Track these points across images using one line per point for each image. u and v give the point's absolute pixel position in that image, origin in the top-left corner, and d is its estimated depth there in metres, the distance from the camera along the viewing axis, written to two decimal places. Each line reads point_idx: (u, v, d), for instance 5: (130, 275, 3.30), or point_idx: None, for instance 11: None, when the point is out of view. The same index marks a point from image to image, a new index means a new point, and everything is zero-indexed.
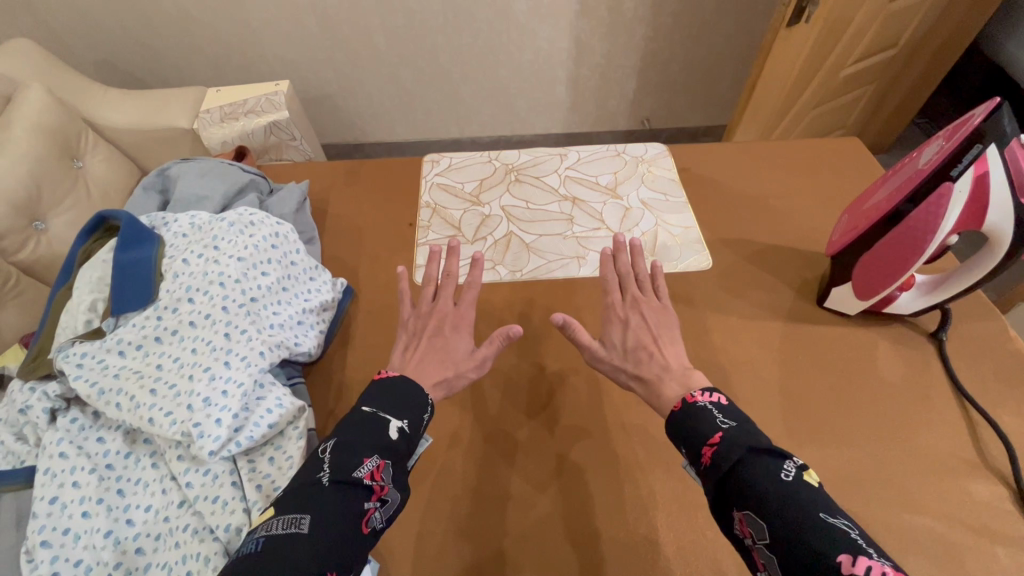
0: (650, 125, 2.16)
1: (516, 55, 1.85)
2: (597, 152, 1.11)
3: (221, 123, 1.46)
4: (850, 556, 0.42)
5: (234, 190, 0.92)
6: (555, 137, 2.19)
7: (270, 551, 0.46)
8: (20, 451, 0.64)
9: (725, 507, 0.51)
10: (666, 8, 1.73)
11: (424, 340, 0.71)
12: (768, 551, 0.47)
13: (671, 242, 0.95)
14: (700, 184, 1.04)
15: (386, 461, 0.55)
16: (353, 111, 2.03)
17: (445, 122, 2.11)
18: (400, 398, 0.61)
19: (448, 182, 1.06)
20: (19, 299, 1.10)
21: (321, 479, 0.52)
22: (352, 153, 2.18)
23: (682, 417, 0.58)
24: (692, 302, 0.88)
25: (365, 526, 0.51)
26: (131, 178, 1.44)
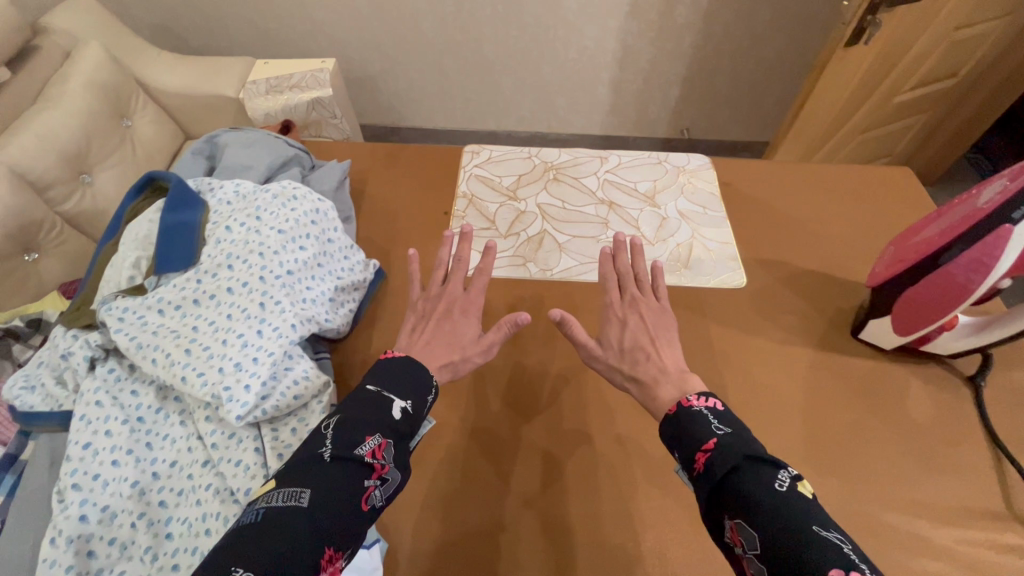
0: (690, 134, 2.13)
1: (561, 53, 1.84)
2: (639, 158, 1.10)
3: (268, 96, 1.49)
4: (842, 570, 0.41)
5: (279, 162, 0.93)
6: (591, 138, 2.17)
7: (268, 522, 0.46)
8: (58, 394, 0.66)
9: (716, 514, 0.50)
10: (718, 17, 1.70)
11: (432, 324, 0.71)
12: (758, 561, 0.46)
13: (705, 256, 0.94)
14: (741, 201, 1.03)
15: (388, 441, 0.56)
16: (394, 94, 2.04)
17: (483, 113, 2.11)
18: (405, 381, 0.61)
19: (486, 174, 1.06)
20: (63, 250, 1.16)
21: (322, 453, 0.52)
22: (388, 135, 2.20)
23: (676, 421, 0.58)
24: (722, 319, 0.86)
25: (364, 502, 0.51)
26: (174, 142, 1.48)
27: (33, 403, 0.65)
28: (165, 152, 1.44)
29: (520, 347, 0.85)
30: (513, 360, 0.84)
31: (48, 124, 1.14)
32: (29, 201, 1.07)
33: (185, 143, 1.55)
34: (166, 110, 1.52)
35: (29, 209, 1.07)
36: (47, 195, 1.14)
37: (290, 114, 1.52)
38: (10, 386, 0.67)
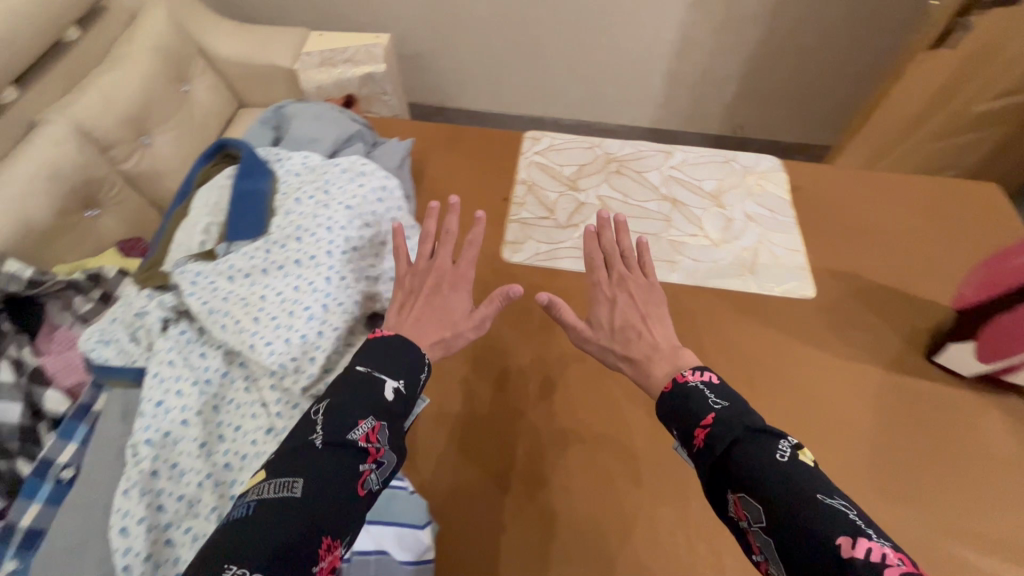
0: (742, 132, 2.04)
1: (618, 40, 1.79)
2: (706, 155, 1.06)
3: (321, 68, 1.51)
4: (849, 539, 0.41)
5: (344, 137, 0.93)
6: (640, 132, 2.10)
7: (262, 516, 0.45)
8: (132, 350, 0.68)
9: (719, 489, 0.50)
10: (785, 11, 1.64)
11: (419, 300, 0.67)
12: (765, 534, 0.45)
13: (773, 263, 0.90)
14: (812, 208, 0.98)
15: (382, 423, 0.53)
16: (443, 73, 2.02)
17: (531, 98, 2.07)
18: (396, 356, 0.58)
19: (546, 162, 1.04)
20: (120, 208, 1.17)
21: (314, 440, 0.50)
22: (433, 115, 2.18)
23: (672, 399, 0.56)
24: (788, 329, 0.83)
25: (361, 488, 0.49)
26: (226, 110, 1.49)
27: (107, 356, 0.68)
28: (219, 119, 1.45)
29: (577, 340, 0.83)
30: (570, 354, 0.82)
31: (114, 82, 1.17)
32: (90, 159, 1.10)
33: (237, 112, 1.55)
34: (223, 77, 1.51)
35: (91, 167, 1.10)
36: (109, 153, 1.15)
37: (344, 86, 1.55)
38: (87, 339, 0.69)
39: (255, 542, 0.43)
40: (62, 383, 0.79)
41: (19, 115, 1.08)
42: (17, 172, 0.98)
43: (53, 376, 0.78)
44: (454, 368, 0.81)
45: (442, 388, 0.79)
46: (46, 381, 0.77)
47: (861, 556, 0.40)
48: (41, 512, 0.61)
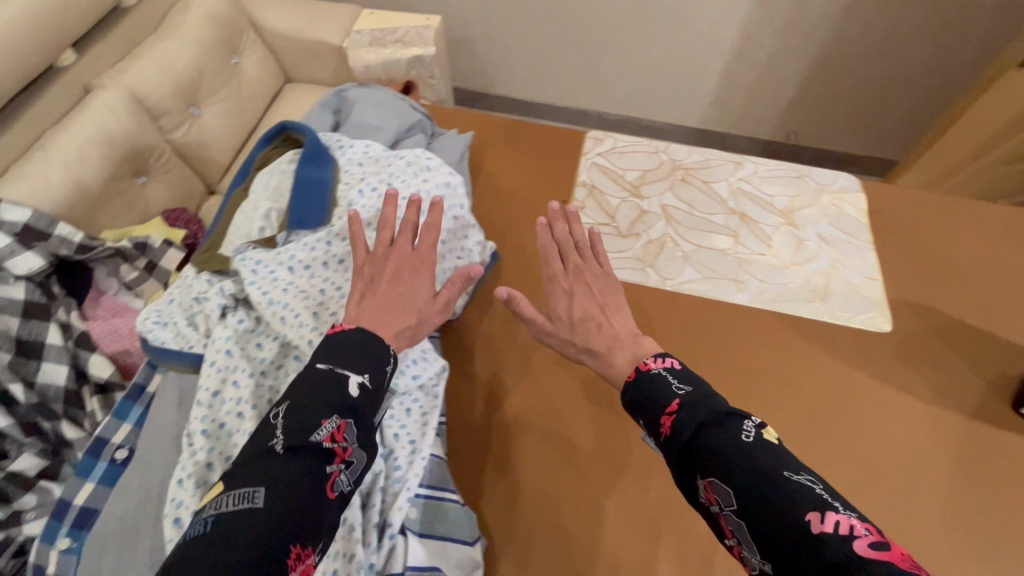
0: (796, 139, 1.95)
1: (673, 35, 1.71)
2: (777, 169, 1.00)
3: (370, 47, 1.44)
4: (818, 514, 0.40)
5: (405, 127, 0.91)
6: (686, 130, 2.02)
7: (224, 531, 0.40)
8: (189, 335, 0.67)
9: (688, 476, 0.48)
10: (859, 12, 1.53)
11: (381, 287, 0.61)
12: (736, 516, 0.44)
13: (847, 291, 0.85)
14: (891, 234, 0.92)
15: (348, 420, 0.49)
16: (490, 59, 1.97)
17: (578, 91, 2.01)
18: (356, 346, 0.53)
19: (608, 165, 1.00)
20: (167, 176, 1.17)
21: (274, 445, 0.46)
22: (476, 102, 2.14)
23: (637, 388, 0.55)
24: (860, 364, 0.78)
25: (330, 491, 0.46)
26: (275, 85, 1.47)
27: (165, 339, 0.67)
28: (267, 93, 1.43)
29: None
30: None
31: (168, 51, 1.16)
32: (141, 127, 1.09)
33: (285, 87, 1.52)
34: (272, 50, 1.48)
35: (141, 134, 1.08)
36: (160, 122, 1.15)
37: (391, 69, 1.48)
38: (145, 320, 0.68)
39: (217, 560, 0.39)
40: (104, 347, 0.90)
41: (74, 79, 1.07)
42: (73, 138, 0.98)
43: (98, 341, 0.89)
44: (508, 375, 0.77)
45: (494, 395, 0.76)
46: (93, 344, 0.87)
47: (830, 529, 0.39)
48: (96, 491, 0.61)
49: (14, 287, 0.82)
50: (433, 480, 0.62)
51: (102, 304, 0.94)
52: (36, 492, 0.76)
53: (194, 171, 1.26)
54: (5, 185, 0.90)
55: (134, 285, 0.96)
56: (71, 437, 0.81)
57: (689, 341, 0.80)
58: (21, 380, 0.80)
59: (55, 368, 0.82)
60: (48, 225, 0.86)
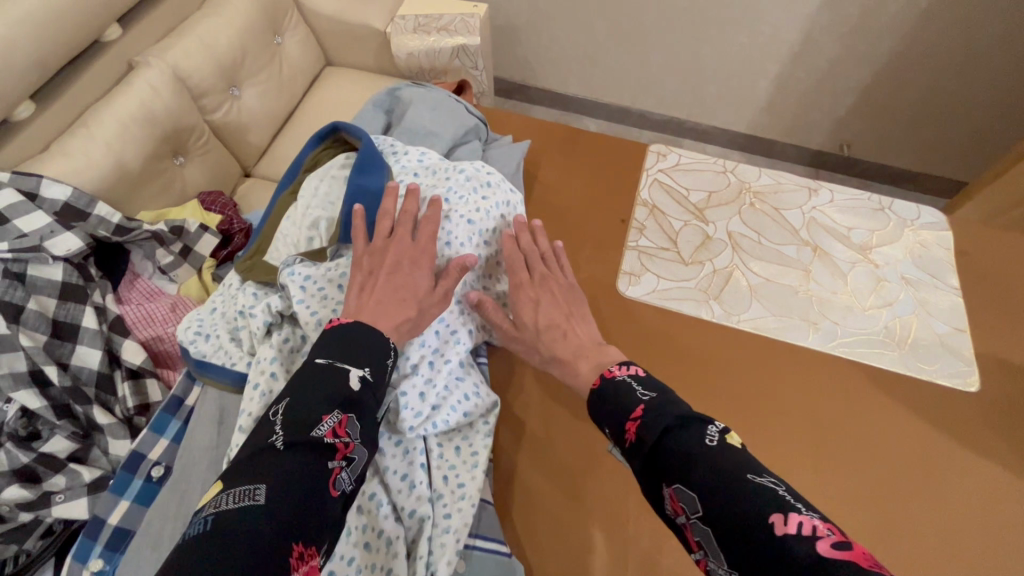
0: (849, 152, 1.70)
1: (729, 37, 1.51)
2: (855, 198, 0.93)
3: (414, 34, 1.31)
4: (781, 515, 0.39)
5: (462, 133, 0.86)
6: (733, 136, 1.78)
7: (224, 528, 0.37)
8: (233, 351, 0.63)
9: (654, 484, 0.47)
10: (942, 23, 1.33)
11: (380, 280, 0.58)
12: (701, 524, 0.43)
13: (931, 341, 0.78)
14: (981, 279, 0.84)
15: (350, 415, 0.47)
16: (531, 49, 1.76)
17: (621, 86, 1.77)
18: (354, 340, 0.52)
19: (671, 183, 0.94)
20: (205, 152, 1.11)
21: (275, 442, 0.43)
22: (513, 93, 1.93)
23: (604, 395, 0.55)
24: (946, 425, 0.71)
25: (334, 488, 0.43)
26: (316, 67, 1.39)
27: (206, 352, 0.64)
28: (307, 76, 1.36)
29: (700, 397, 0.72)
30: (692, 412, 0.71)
31: (212, 29, 1.11)
32: (183, 106, 1.04)
33: (323, 71, 1.43)
34: (313, 30, 1.39)
35: (183, 113, 1.03)
36: (202, 102, 1.11)
37: (431, 58, 1.34)
38: (186, 330, 0.65)
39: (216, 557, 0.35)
40: (138, 334, 0.88)
41: (118, 55, 1.03)
42: (114, 115, 0.94)
43: (132, 326, 0.87)
44: (560, 407, 0.72)
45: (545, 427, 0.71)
46: (127, 329, 0.86)
47: (792, 531, 0.38)
48: (131, 510, 0.59)
49: (52, 267, 0.81)
50: (479, 529, 0.60)
51: (138, 288, 0.93)
52: (65, 474, 0.75)
53: (232, 154, 1.22)
54: (48, 162, 0.87)
55: (170, 270, 0.94)
56: (101, 424, 0.78)
57: (754, 384, 0.74)
58: (55, 362, 0.78)
59: (89, 352, 0.80)
60: (88, 204, 0.85)
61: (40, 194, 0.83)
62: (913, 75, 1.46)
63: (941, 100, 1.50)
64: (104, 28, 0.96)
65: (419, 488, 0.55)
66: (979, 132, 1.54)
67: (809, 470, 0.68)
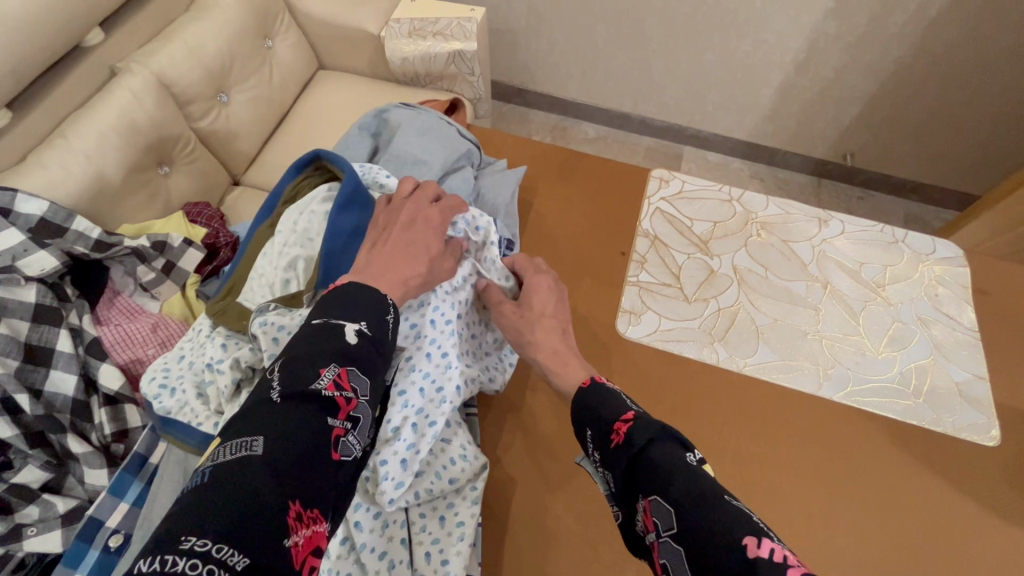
0: (852, 162, 1.65)
1: (734, 43, 1.45)
2: (868, 230, 0.89)
3: (409, 39, 1.25)
4: (754, 537, 0.36)
5: (454, 160, 0.81)
6: (735, 144, 1.73)
7: (219, 480, 0.34)
8: (200, 410, 0.58)
9: (631, 494, 0.44)
10: (960, 35, 1.28)
11: (393, 233, 0.57)
12: (674, 543, 0.39)
13: (949, 390, 0.73)
14: (999, 321, 0.80)
15: (350, 368, 0.43)
16: (530, 52, 1.69)
17: (622, 92, 1.71)
18: (353, 297, 0.48)
19: (673, 212, 0.89)
20: (191, 167, 1.05)
21: (272, 395, 0.39)
22: (511, 96, 1.87)
23: (589, 396, 0.51)
24: (964, 481, 0.67)
25: (336, 449, 0.39)
26: (308, 72, 1.33)
27: (171, 409, 0.59)
28: (298, 82, 1.30)
29: (704, 444, 0.68)
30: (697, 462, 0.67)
31: (199, 32, 1.05)
32: (167, 115, 0.98)
33: (315, 76, 1.37)
34: (305, 33, 1.33)
35: (166, 123, 0.97)
36: (186, 110, 1.05)
37: (427, 64, 1.28)
38: (150, 383, 0.61)
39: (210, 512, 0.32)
40: (116, 355, 0.83)
41: (100, 60, 0.97)
42: (93, 125, 0.88)
43: (108, 348, 0.82)
44: (557, 457, 0.68)
45: (542, 477, 0.67)
46: (105, 352, 0.80)
47: (765, 555, 0.35)
48: None
49: (25, 289, 0.75)
50: None
51: (117, 306, 0.87)
52: (39, 504, 0.70)
53: (219, 163, 1.16)
54: (21, 176, 0.82)
55: (151, 287, 0.88)
56: (76, 452, 0.73)
57: (762, 433, 0.69)
58: (27, 389, 0.73)
59: (64, 377, 0.75)
60: (65, 219, 0.80)
61: (14, 209, 0.77)
62: (928, 85, 1.40)
63: (955, 112, 1.44)
64: (82, 33, 0.90)
65: (398, 569, 0.54)
66: (993, 146, 1.49)
67: (824, 528, 0.63)
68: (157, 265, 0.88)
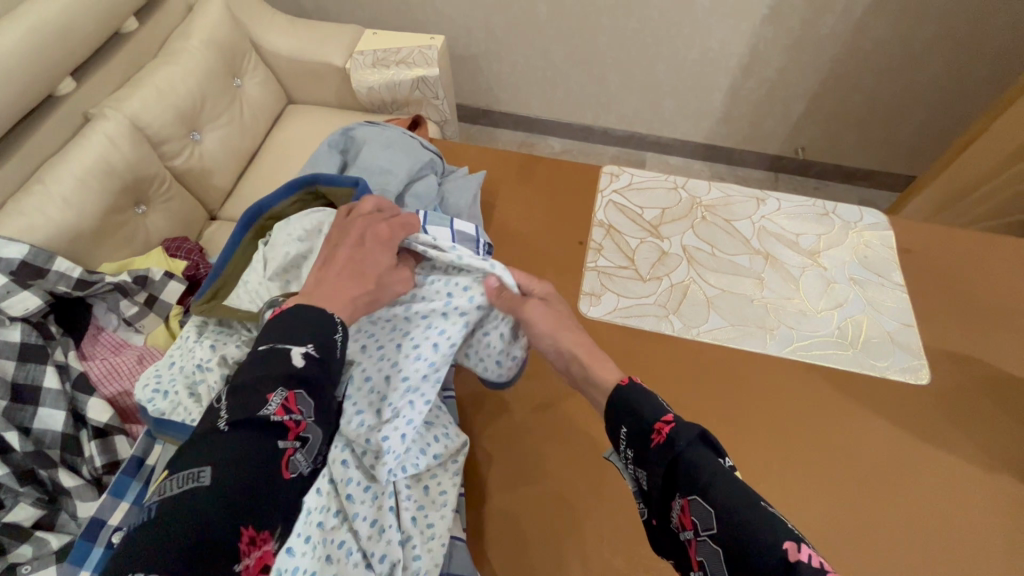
0: (804, 154, 1.76)
1: (680, 54, 1.56)
2: (801, 204, 0.97)
3: (374, 68, 1.33)
4: (793, 542, 0.39)
5: (417, 168, 0.88)
6: (692, 146, 1.84)
7: (166, 513, 0.38)
8: (192, 408, 0.63)
9: (670, 493, 0.46)
10: (879, 32, 1.41)
11: (342, 254, 0.59)
12: (713, 542, 0.42)
13: (881, 337, 0.81)
14: (924, 274, 0.88)
15: (296, 391, 0.46)
16: (492, 76, 1.79)
17: (581, 105, 1.82)
18: (298, 318, 0.50)
19: (624, 203, 0.97)
20: (168, 204, 1.10)
21: (219, 424, 0.43)
22: (478, 118, 1.95)
23: (626, 399, 0.52)
24: (899, 419, 0.74)
25: (284, 469, 0.44)
26: (278, 107, 1.40)
27: (165, 410, 0.63)
28: (268, 117, 1.36)
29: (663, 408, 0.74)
30: None
31: (170, 75, 1.11)
32: (142, 155, 1.03)
33: (286, 110, 1.44)
34: (274, 72, 1.40)
35: (142, 163, 1.02)
36: (161, 149, 1.10)
37: (392, 91, 1.36)
38: (143, 389, 0.65)
39: (161, 543, 0.36)
40: (103, 390, 0.86)
41: (73, 109, 1.02)
42: (72, 168, 0.93)
43: (97, 382, 0.85)
44: (531, 431, 0.73)
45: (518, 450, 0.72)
46: (91, 386, 0.83)
47: (805, 559, 0.38)
48: None
49: (9, 328, 0.79)
50: (450, 567, 0.60)
51: (102, 341, 0.91)
52: (31, 543, 0.72)
53: (195, 198, 1.21)
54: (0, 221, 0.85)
55: (135, 321, 0.92)
56: (68, 486, 0.76)
57: (716, 395, 0.75)
58: (16, 428, 0.76)
59: (53, 413, 0.78)
60: (46, 260, 0.83)
61: None
62: (858, 79, 1.53)
63: (886, 101, 1.57)
64: (55, 82, 0.94)
65: (389, 532, 0.57)
66: (925, 128, 1.61)
67: (782, 479, 0.69)
68: (139, 299, 0.91)
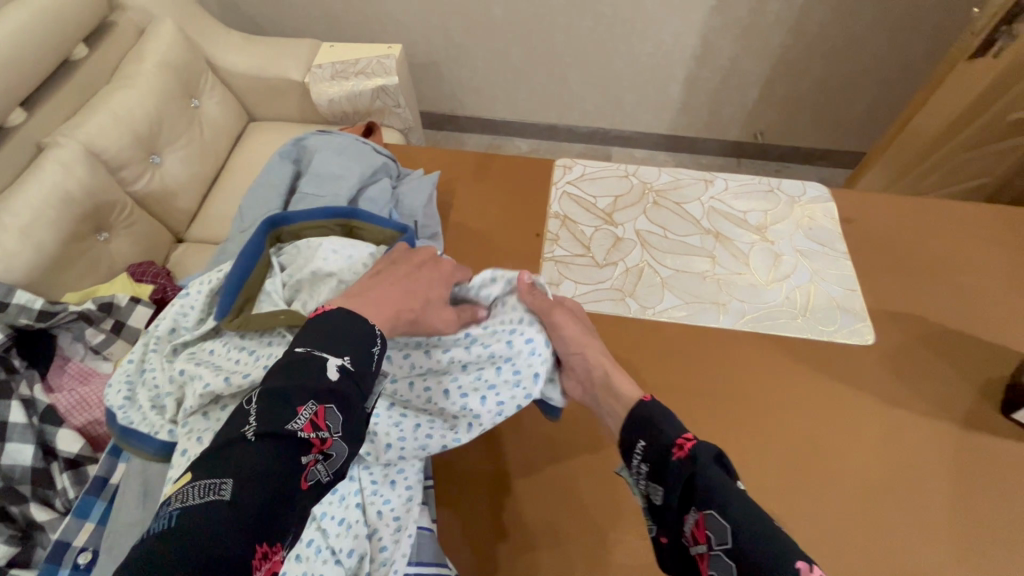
0: (762, 139, 1.82)
1: (635, 48, 1.60)
2: (748, 183, 1.01)
3: (332, 81, 1.34)
4: (806, 561, 0.41)
5: (369, 173, 0.89)
6: (655, 138, 1.88)
7: (184, 529, 0.36)
8: (156, 420, 0.63)
9: (685, 508, 0.48)
10: (822, 16, 1.46)
11: (399, 274, 0.64)
12: (726, 557, 0.44)
13: (827, 303, 0.84)
14: (865, 240, 0.93)
15: (330, 405, 0.46)
16: (454, 81, 1.81)
17: (544, 105, 1.84)
18: (344, 331, 0.51)
19: (578, 193, 0.99)
20: (131, 230, 1.09)
21: (245, 432, 0.42)
22: (443, 124, 1.97)
23: (647, 419, 0.55)
24: (851, 380, 0.77)
25: (305, 479, 0.43)
26: (239, 125, 1.40)
27: (132, 420, 0.63)
28: (229, 135, 1.36)
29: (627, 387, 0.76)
30: None
31: (125, 100, 1.10)
32: (100, 181, 1.02)
33: (247, 128, 1.44)
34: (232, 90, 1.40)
35: (100, 189, 1.02)
36: (120, 174, 1.09)
37: (354, 102, 1.37)
38: (116, 393, 0.65)
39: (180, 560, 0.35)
40: (72, 421, 0.84)
41: (25, 139, 1.01)
42: (28, 199, 0.92)
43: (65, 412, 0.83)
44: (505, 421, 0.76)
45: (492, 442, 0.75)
46: (60, 417, 0.82)
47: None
48: None
49: None
50: (422, 557, 0.62)
51: (69, 371, 0.89)
52: None
53: (159, 222, 1.20)
54: None
55: (102, 348, 0.91)
56: (41, 520, 0.75)
57: (676, 372, 0.78)
58: None
59: (21, 447, 0.76)
60: (6, 294, 0.83)
61: None
62: (807, 62, 1.58)
63: (835, 82, 1.63)
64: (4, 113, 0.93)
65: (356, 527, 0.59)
66: (873, 106, 1.68)
67: (744, 446, 0.71)
68: (105, 327, 0.91)
